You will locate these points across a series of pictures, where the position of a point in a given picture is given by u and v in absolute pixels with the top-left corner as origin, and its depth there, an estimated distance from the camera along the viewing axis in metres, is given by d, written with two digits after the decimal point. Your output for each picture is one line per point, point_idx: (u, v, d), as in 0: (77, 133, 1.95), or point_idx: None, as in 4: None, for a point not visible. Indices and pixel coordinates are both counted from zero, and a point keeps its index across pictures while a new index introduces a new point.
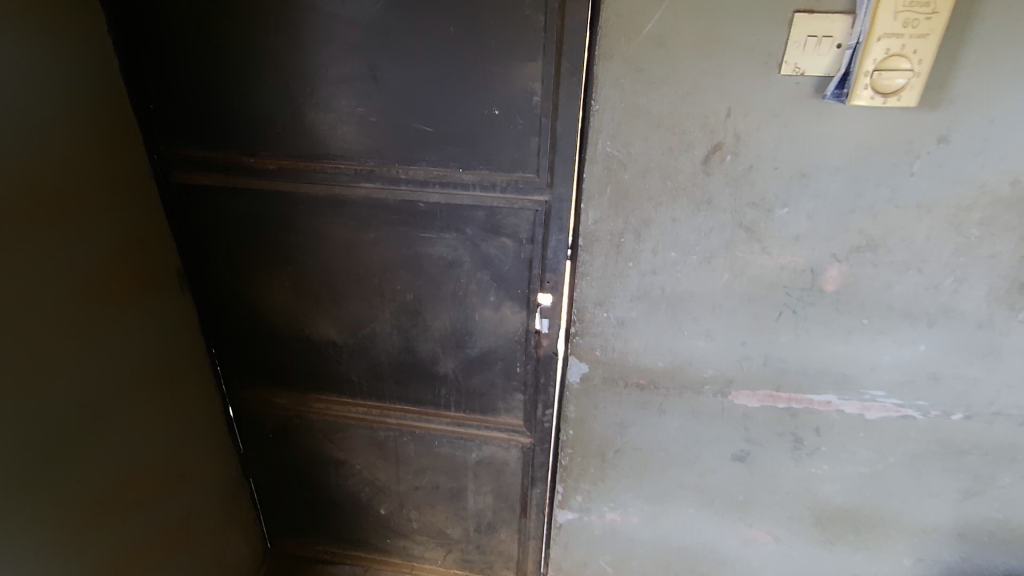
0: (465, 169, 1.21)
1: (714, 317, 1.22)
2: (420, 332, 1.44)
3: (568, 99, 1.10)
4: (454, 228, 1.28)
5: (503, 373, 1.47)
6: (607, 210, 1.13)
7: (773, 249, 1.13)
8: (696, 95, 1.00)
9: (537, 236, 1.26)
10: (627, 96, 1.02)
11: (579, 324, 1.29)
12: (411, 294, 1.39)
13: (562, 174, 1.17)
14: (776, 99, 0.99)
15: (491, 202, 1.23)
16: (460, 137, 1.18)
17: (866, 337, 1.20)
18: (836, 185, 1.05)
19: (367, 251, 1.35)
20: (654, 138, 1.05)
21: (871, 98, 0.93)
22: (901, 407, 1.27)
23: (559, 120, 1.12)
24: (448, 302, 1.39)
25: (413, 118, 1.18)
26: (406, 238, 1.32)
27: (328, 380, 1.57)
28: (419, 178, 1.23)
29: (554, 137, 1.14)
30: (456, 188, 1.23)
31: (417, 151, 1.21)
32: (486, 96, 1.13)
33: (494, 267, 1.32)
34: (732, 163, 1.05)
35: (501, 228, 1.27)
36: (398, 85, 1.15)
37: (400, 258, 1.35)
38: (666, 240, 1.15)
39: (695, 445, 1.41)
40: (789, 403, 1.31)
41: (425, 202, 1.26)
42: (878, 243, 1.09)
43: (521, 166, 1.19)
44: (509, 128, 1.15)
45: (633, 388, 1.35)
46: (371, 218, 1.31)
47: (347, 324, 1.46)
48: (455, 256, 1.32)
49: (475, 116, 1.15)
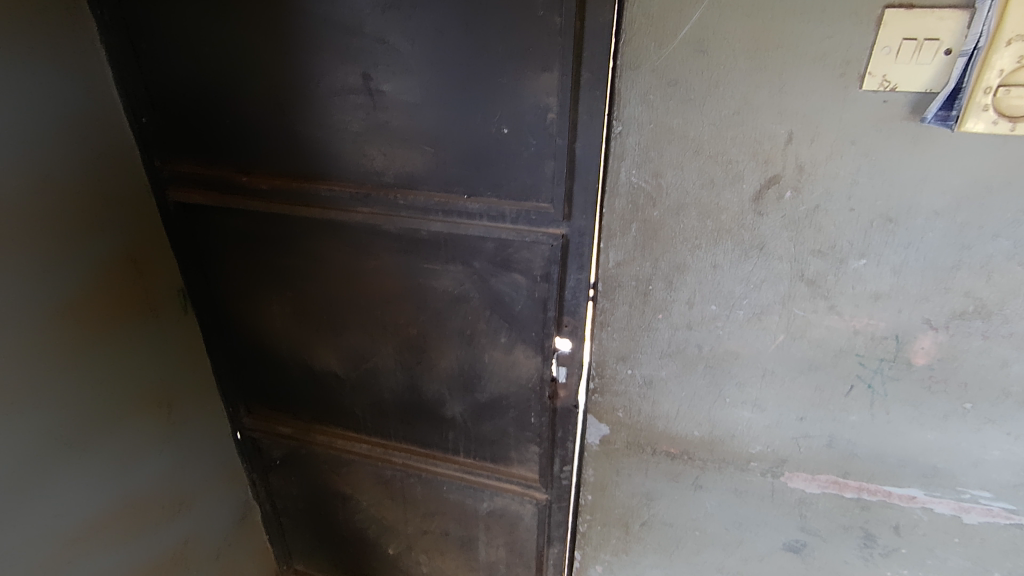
0: (470, 196, 1.04)
1: (764, 385, 0.99)
2: (425, 370, 1.30)
3: (588, 118, 0.91)
4: (460, 260, 1.12)
5: (516, 422, 1.30)
6: (632, 252, 0.93)
7: (845, 309, 0.88)
8: (746, 116, 0.78)
9: (552, 274, 1.07)
10: (657, 116, 0.82)
11: (598, 380, 1.09)
12: (415, 330, 1.25)
13: (581, 205, 0.98)
14: (855, 120, 0.75)
15: (500, 233, 1.05)
16: (465, 160, 1.02)
17: (968, 426, 0.93)
18: (935, 235, 0.79)
19: (368, 281, 1.22)
20: (691, 167, 0.84)
21: (995, 122, 0.68)
22: (1013, 514, 0.99)
23: (578, 142, 0.93)
24: (455, 341, 1.23)
25: (412, 137, 1.03)
26: (408, 268, 1.17)
27: (332, 412, 1.46)
28: (420, 205, 1.08)
29: (572, 162, 0.95)
30: (460, 217, 1.07)
31: (417, 174, 1.06)
32: (493, 113, 0.96)
33: (505, 305, 1.15)
34: (792, 201, 0.82)
35: (512, 263, 1.09)
36: (394, 99, 1.01)
37: (402, 291, 1.21)
38: (705, 291, 0.93)
39: (737, 528, 1.18)
40: (859, 493, 1.06)
41: (427, 230, 1.10)
42: (992, 310, 0.83)
43: (534, 194, 1.01)
44: (520, 150, 0.98)
45: (662, 456, 1.14)
46: (370, 245, 1.17)
47: (349, 356, 1.34)
48: (461, 291, 1.16)
49: (481, 134, 0.98)
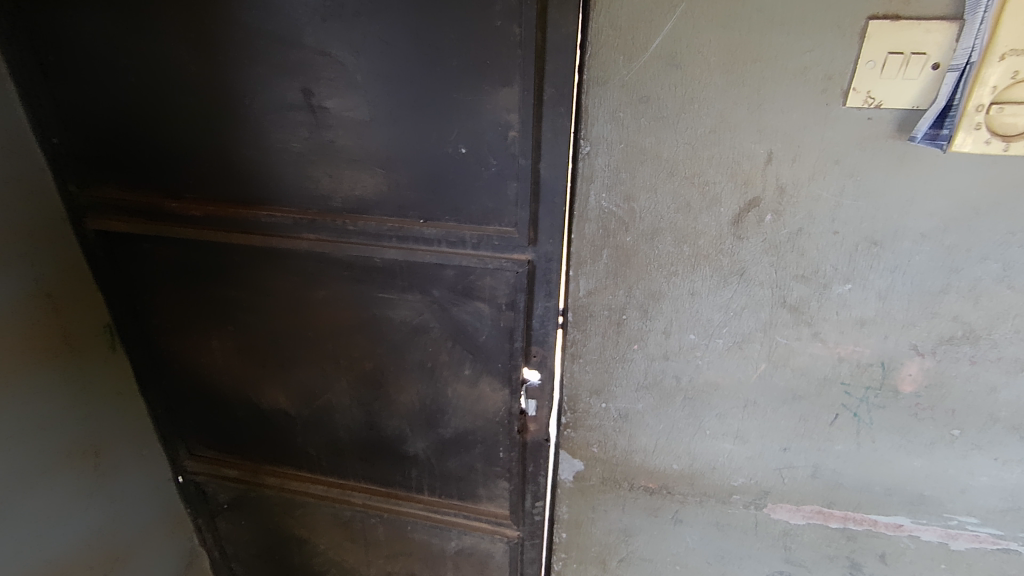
0: (426, 222, 0.96)
1: (745, 416, 0.94)
2: (384, 406, 1.20)
3: (553, 136, 0.84)
4: (418, 289, 1.03)
5: (484, 458, 1.21)
6: (604, 280, 0.86)
7: (829, 336, 0.83)
8: (723, 134, 0.72)
9: (518, 303, 0.99)
10: (628, 136, 0.75)
11: (571, 415, 1.02)
12: (371, 363, 1.15)
13: (548, 229, 0.91)
14: (838, 139, 0.70)
15: (461, 260, 0.97)
16: (421, 183, 0.93)
17: (954, 452, 0.89)
18: (922, 258, 0.75)
19: (317, 313, 1.12)
20: (665, 190, 0.77)
21: (987, 142, 0.63)
22: (1000, 539, 0.96)
23: (542, 162, 0.86)
24: (416, 374, 1.14)
25: (361, 157, 0.94)
26: (361, 298, 1.07)
27: (284, 452, 1.34)
28: (372, 231, 0.99)
29: (537, 183, 0.88)
30: (416, 243, 0.98)
31: (367, 197, 0.97)
32: (449, 131, 0.88)
33: (468, 335, 1.06)
34: (773, 225, 0.77)
35: (475, 290, 1.00)
36: (339, 116, 0.91)
37: (356, 322, 1.11)
38: (682, 320, 0.87)
39: (720, 562, 1.12)
40: (844, 523, 1.01)
41: (380, 258, 1.01)
42: (980, 334, 0.79)
43: (496, 218, 0.93)
44: (479, 171, 0.89)
45: (640, 492, 1.07)
46: (319, 275, 1.07)
47: (299, 392, 1.23)
48: (421, 322, 1.07)
49: (437, 154, 0.90)
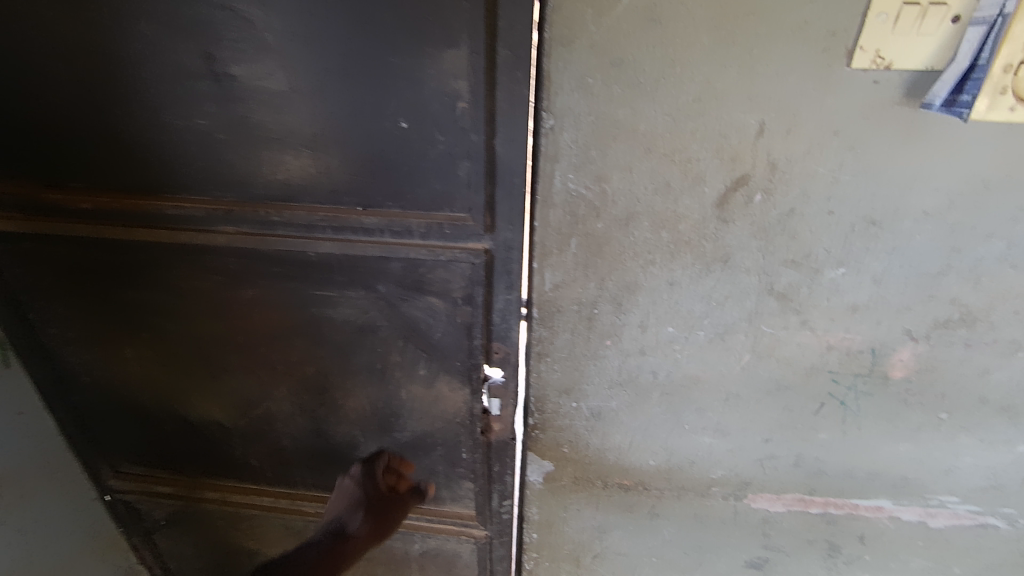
0: (365, 209, 0.82)
1: (726, 410, 0.87)
2: (331, 412, 1.08)
3: (509, 106, 0.71)
4: (362, 284, 0.90)
5: (445, 460, 1.11)
6: (573, 271, 0.76)
7: (818, 324, 0.76)
8: (709, 103, 0.62)
9: (476, 297, 0.88)
10: (598, 106, 0.64)
11: (538, 416, 0.93)
12: (314, 367, 1.02)
13: (506, 215, 0.78)
14: (838, 108, 0.61)
15: (408, 252, 0.84)
16: (356, 165, 0.78)
17: (941, 435, 0.85)
18: (923, 238, 0.68)
19: (246, 316, 0.97)
20: (641, 168, 0.67)
21: (1012, 109, 0.56)
22: (978, 515, 0.94)
23: (498, 138, 0.73)
24: (365, 377, 1.02)
25: (281, 135, 0.78)
26: (295, 297, 0.93)
27: (224, 465, 1.21)
28: (301, 221, 0.84)
29: (492, 162, 0.75)
30: (354, 234, 0.84)
31: (292, 182, 0.81)
32: (386, 102, 0.73)
33: (422, 333, 0.94)
34: (763, 206, 0.68)
35: (426, 285, 0.88)
36: (248, 86, 0.75)
37: (292, 324, 0.97)
38: (660, 313, 0.78)
39: (697, 552, 1.07)
40: (825, 508, 0.97)
41: (314, 252, 0.87)
42: (978, 317, 0.73)
43: (446, 203, 0.80)
44: (425, 149, 0.76)
45: (614, 489, 1.01)
46: (243, 273, 0.92)
47: (234, 402, 1.09)
48: (368, 320, 0.94)
49: (372, 130, 0.75)
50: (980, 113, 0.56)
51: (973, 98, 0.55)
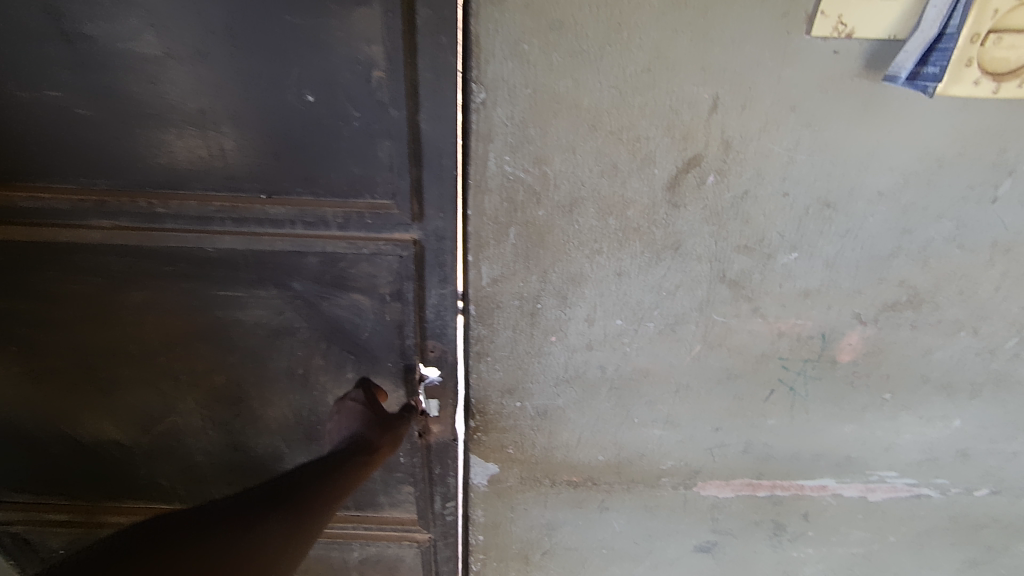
0: (270, 197, 0.70)
1: (677, 401, 0.83)
2: (248, 424, 0.95)
3: (433, 77, 0.62)
4: (273, 282, 0.78)
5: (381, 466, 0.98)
6: (512, 264, 0.69)
7: (769, 310, 0.73)
8: (660, 74, 0.56)
9: (406, 293, 0.77)
10: (536, 78, 0.56)
11: (479, 418, 0.88)
12: (223, 376, 0.88)
13: (436, 201, 0.69)
14: (797, 80, 0.56)
15: (326, 246, 0.73)
16: (256, 145, 0.66)
17: (884, 414, 0.85)
18: (876, 219, 0.65)
19: (136, 323, 0.83)
20: (585, 148, 0.60)
21: (976, 83, 0.53)
22: (914, 487, 0.96)
23: (422, 114, 0.63)
24: (285, 385, 0.89)
25: (159, 110, 0.65)
26: (194, 300, 0.80)
27: (127, 490, 1.05)
28: (193, 212, 0.71)
29: (416, 142, 0.65)
30: (259, 226, 0.72)
31: (178, 167, 0.68)
32: (287, 71, 0.62)
33: (347, 333, 0.82)
34: (715, 188, 0.63)
35: (348, 281, 0.77)
36: (110, 48, 0.61)
37: (194, 330, 0.83)
38: (607, 304, 0.72)
39: (647, 540, 1.05)
40: (772, 491, 0.96)
41: (212, 248, 0.74)
42: (925, 298, 0.72)
43: (367, 188, 0.69)
44: (338, 127, 0.65)
45: (562, 486, 0.96)
46: (128, 274, 0.78)
47: (132, 419, 0.94)
48: (283, 322, 0.82)
49: (273, 105, 0.64)
50: (947, 87, 0.52)
51: (942, 70, 0.51)
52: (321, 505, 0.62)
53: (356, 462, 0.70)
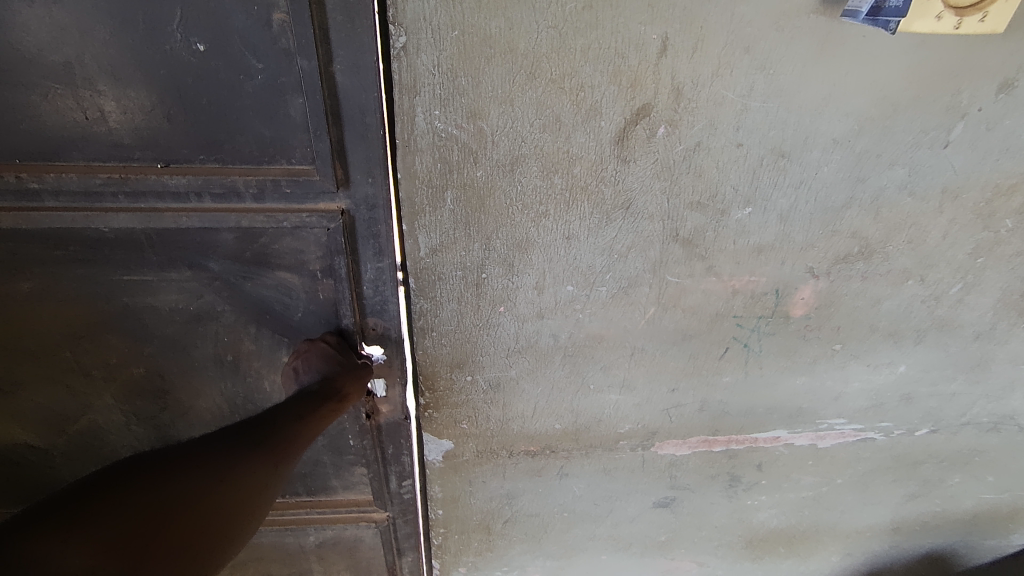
0: (167, 166, 0.60)
1: (632, 365, 0.80)
2: (176, 418, 0.87)
3: (345, 19, 0.53)
4: (184, 262, 0.69)
5: (330, 449, 0.92)
6: (451, 232, 0.63)
7: (723, 268, 0.70)
8: (603, 12, 0.50)
9: (338, 268, 0.70)
10: (464, 18, 0.50)
11: (429, 395, 0.82)
12: (141, 368, 0.80)
13: (362, 165, 0.61)
14: (751, 17, 0.51)
15: (240, 219, 0.65)
16: (143, 106, 0.57)
17: (834, 365, 0.85)
18: (830, 169, 0.62)
19: (26, 315, 0.72)
20: (525, 99, 0.54)
21: (938, 18, 0.50)
22: (861, 431, 0.98)
23: (336, 63, 0.55)
24: (213, 374, 0.81)
25: (13, 63, 0.53)
26: (93, 286, 0.71)
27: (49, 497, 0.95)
28: (74, 186, 0.61)
29: (333, 97, 0.57)
30: (158, 200, 0.63)
31: (47, 132, 0.57)
32: (169, 13, 0.52)
33: (278, 316, 0.75)
34: (667, 141, 0.58)
35: (271, 257, 0.69)
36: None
37: (97, 319, 0.74)
38: (556, 270, 0.68)
39: (607, 500, 1.05)
40: (727, 445, 0.97)
41: (106, 226, 0.65)
42: (875, 249, 0.70)
43: (281, 153, 0.60)
44: (239, 81, 0.56)
45: (520, 457, 0.93)
46: (6, 260, 0.67)
47: (41, 420, 0.85)
48: (203, 306, 0.74)
49: (156, 52, 0.54)
50: (909, 23, 0.50)
51: (904, 4, 0.48)
52: (290, 444, 0.56)
53: (326, 405, 0.64)
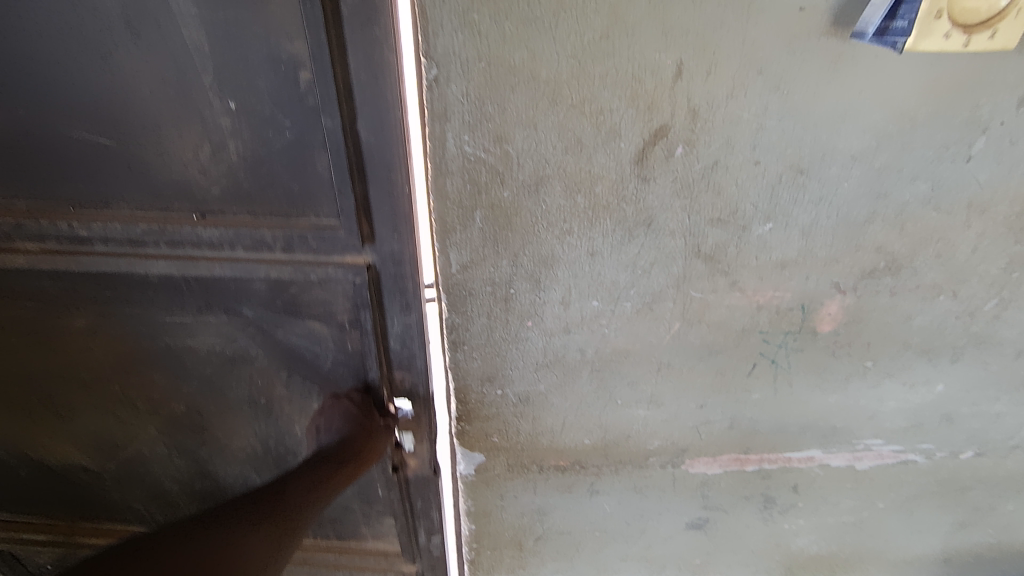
0: (203, 218, 0.67)
1: (659, 380, 0.81)
2: (212, 454, 0.92)
3: (369, 79, 0.57)
4: (221, 308, 0.75)
5: (360, 497, 1.00)
6: (479, 249, 0.67)
7: (747, 283, 0.71)
8: (619, 41, 0.53)
9: (365, 320, 0.74)
10: (490, 50, 0.54)
11: (461, 408, 0.85)
12: (180, 406, 0.86)
13: (387, 222, 0.66)
14: (763, 40, 0.54)
15: (272, 271, 0.70)
16: (183, 161, 0.64)
17: (868, 382, 0.84)
18: (850, 184, 0.63)
19: (83, 349, 0.80)
20: (548, 122, 0.58)
21: (946, 37, 0.51)
22: (901, 453, 0.96)
23: (360, 120, 0.59)
24: (246, 415, 0.87)
25: (76, 125, 0.61)
26: (136, 325, 0.77)
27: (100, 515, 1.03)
28: (120, 233, 0.68)
29: (358, 155, 0.61)
30: (194, 248, 0.69)
31: (100, 185, 0.65)
32: (203, 80, 0.58)
33: (308, 362, 0.80)
34: (685, 159, 0.61)
35: (302, 306, 0.74)
36: (8, 51, 0.57)
37: (139, 357, 0.80)
38: (582, 285, 0.70)
39: (639, 519, 1.04)
40: (760, 465, 0.96)
41: (147, 271, 0.71)
42: (902, 264, 0.70)
43: (308, 206, 0.65)
44: (270, 138, 0.62)
45: (550, 472, 0.94)
46: (65, 297, 0.75)
47: (93, 448, 0.92)
48: (237, 349, 0.79)
49: (196, 111, 0.60)
50: (916, 42, 0.51)
51: (911, 23, 0.50)
52: (296, 517, 0.63)
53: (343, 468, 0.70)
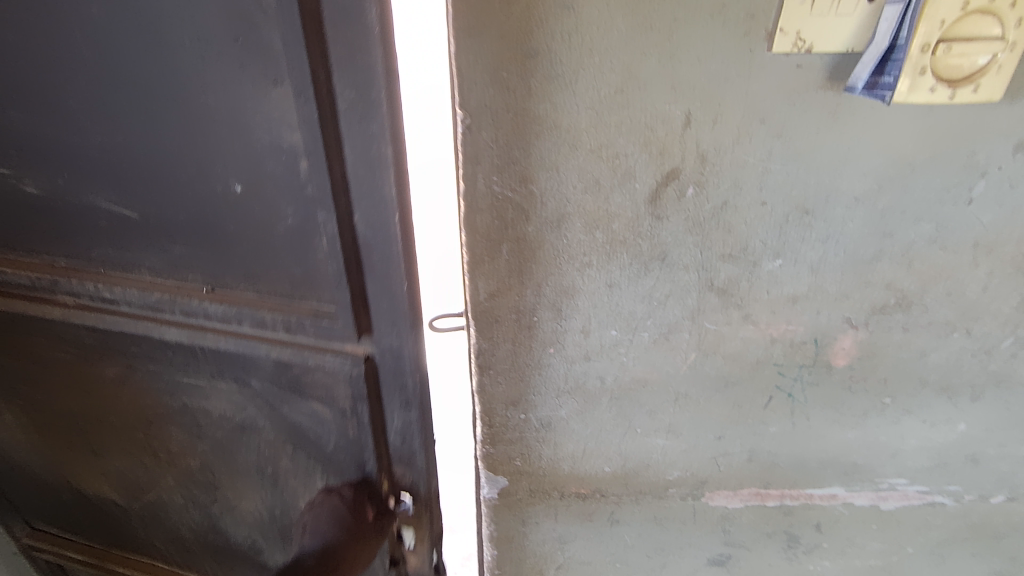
0: (211, 293, 0.84)
1: (677, 410, 0.84)
2: (222, 506, 1.06)
3: (364, 171, 0.70)
4: (234, 377, 0.90)
5: None
6: (506, 279, 0.72)
7: (760, 316, 0.75)
8: (632, 95, 0.60)
9: (361, 410, 0.86)
10: (518, 102, 0.61)
11: (486, 431, 0.88)
12: (195, 459, 1.02)
13: (384, 317, 0.79)
14: (764, 93, 0.59)
15: (279, 353, 0.84)
16: (199, 248, 0.81)
17: (886, 419, 0.85)
18: (855, 223, 0.67)
19: (123, 397, 0.99)
20: (569, 165, 0.64)
21: (933, 90, 0.55)
22: (927, 494, 0.95)
23: (358, 214, 0.73)
24: (254, 477, 1.01)
25: (128, 218, 0.81)
26: (160, 379, 0.94)
27: (128, 542, 1.20)
28: (139, 300, 0.87)
29: (353, 244, 0.75)
30: (206, 321, 0.86)
31: (138, 264, 0.84)
32: (219, 176, 0.75)
33: (311, 439, 0.93)
34: (696, 199, 0.66)
35: (307, 389, 0.87)
36: (87, 162, 0.78)
37: (162, 410, 0.98)
38: (601, 315, 0.75)
39: (660, 554, 1.03)
40: (781, 500, 0.95)
41: (165, 336, 0.89)
42: (913, 300, 0.73)
43: (303, 288, 0.80)
44: (272, 226, 0.77)
45: (571, 499, 0.96)
46: (110, 348, 0.94)
47: (124, 484, 1.10)
48: (246, 418, 0.94)
49: (213, 197, 0.77)
50: (903, 95, 0.55)
51: (896, 79, 0.54)
52: None
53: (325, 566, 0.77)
